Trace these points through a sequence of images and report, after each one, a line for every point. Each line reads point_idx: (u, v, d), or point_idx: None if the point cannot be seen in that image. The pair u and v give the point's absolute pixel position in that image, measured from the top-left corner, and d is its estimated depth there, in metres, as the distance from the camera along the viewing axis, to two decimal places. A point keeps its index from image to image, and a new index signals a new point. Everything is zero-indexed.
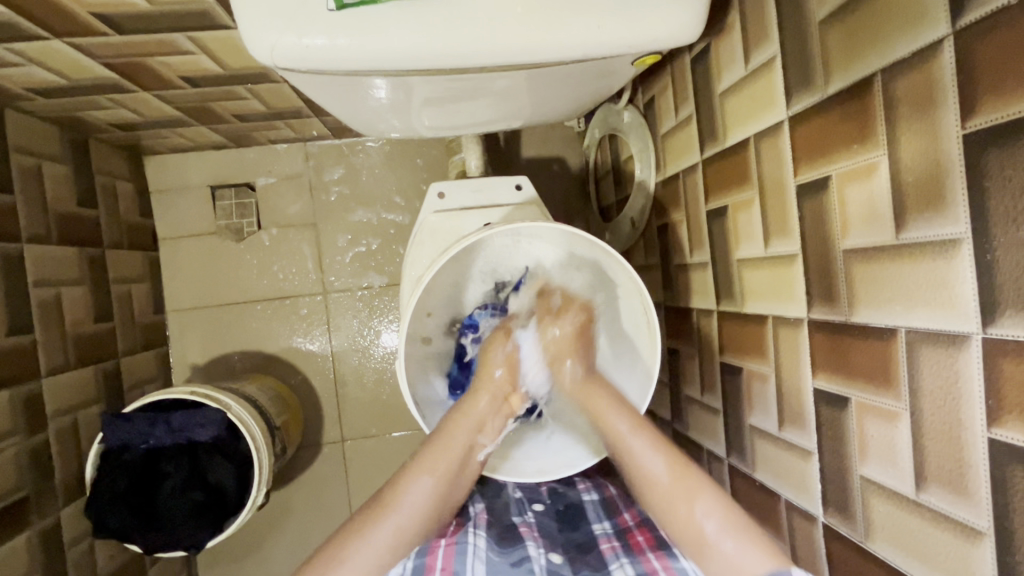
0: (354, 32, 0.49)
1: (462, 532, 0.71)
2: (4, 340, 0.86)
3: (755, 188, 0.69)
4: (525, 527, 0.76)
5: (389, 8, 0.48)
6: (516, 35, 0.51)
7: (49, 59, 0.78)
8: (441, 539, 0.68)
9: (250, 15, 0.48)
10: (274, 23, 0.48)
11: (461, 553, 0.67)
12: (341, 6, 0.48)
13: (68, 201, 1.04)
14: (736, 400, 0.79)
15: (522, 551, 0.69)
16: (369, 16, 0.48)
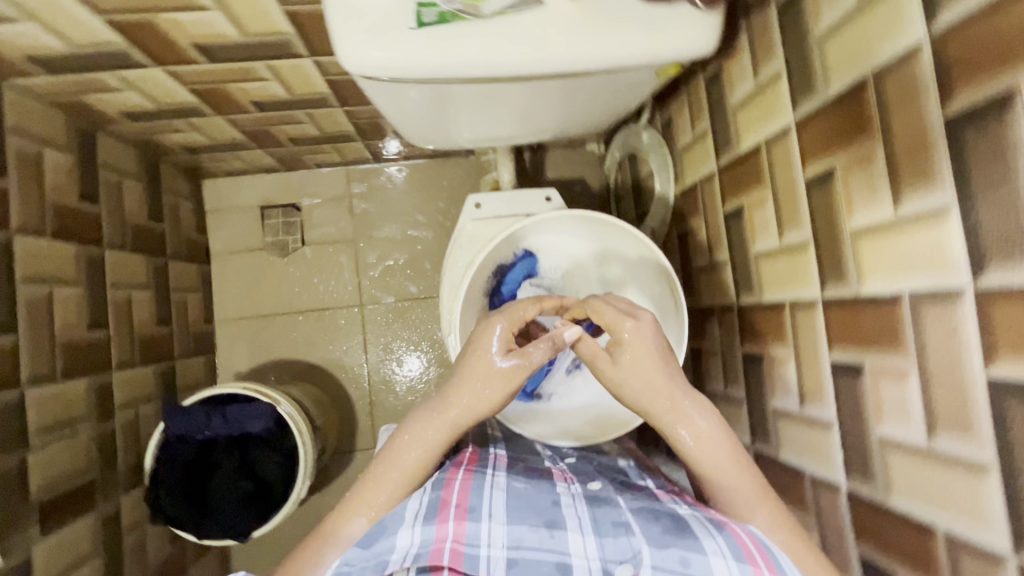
0: (430, 45, 0.58)
1: (480, 471, 0.67)
2: (85, 333, 0.95)
3: (768, 187, 0.77)
4: (559, 469, 0.74)
5: (459, 26, 0.59)
6: (562, 44, 0.60)
7: (146, 84, 0.90)
8: (457, 475, 0.66)
9: (344, 34, 0.58)
10: (364, 38, 0.58)
11: (478, 489, 0.63)
12: (421, 25, 0.58)
13: (141, 214, 1.15)
14: (758, 387, 0.84)
15: (553, 488, 0.67)
16: (443, 32, 0.59)
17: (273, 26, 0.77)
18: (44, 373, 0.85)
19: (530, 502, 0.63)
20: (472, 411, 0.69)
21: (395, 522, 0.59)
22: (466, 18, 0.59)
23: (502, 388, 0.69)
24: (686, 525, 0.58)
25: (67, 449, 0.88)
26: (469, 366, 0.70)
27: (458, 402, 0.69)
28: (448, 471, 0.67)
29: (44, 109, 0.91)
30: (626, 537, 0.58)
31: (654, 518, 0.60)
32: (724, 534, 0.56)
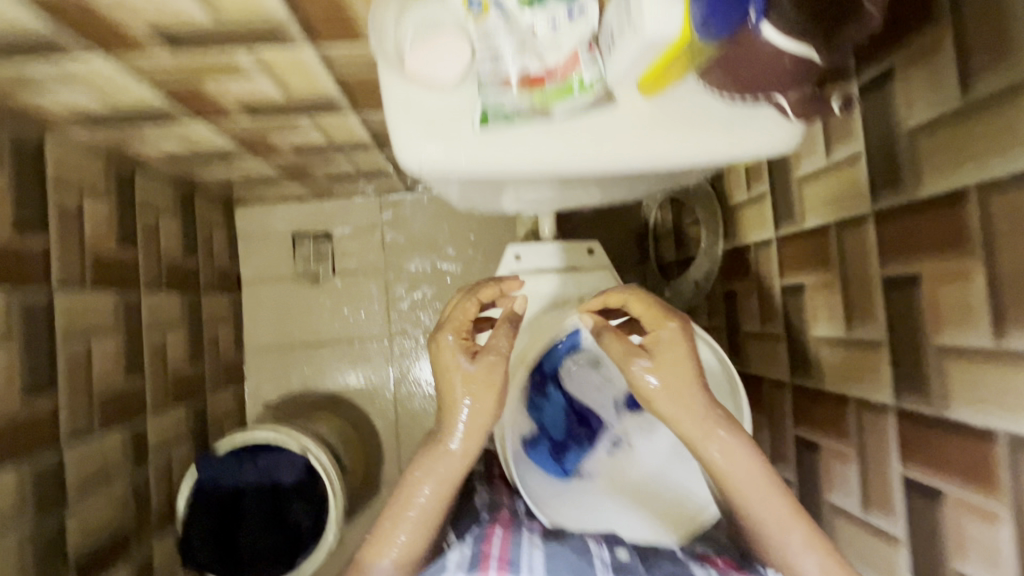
0: (495, 145, 0.55)
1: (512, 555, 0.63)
2: (121, 382, 0.94)
3: (836, 273, 0.72)
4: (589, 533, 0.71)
5: (527, 127, 0.55)
6: (638, 146, 0.56)
7: (187, 136, 0.88)
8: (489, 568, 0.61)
9: (403, 137, 0.55)
10: (425, 139, 0.54)
11: (516, 544, 0.65)
12: (486, 126, 0.54)
13: (175, 251, 1.14)
14: (811, 476, 0.80)
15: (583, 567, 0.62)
16: (509, 133, 0.54)
17: (319, 91, 0.74)
18: (82, 428, 0.85)
19: None
20: (477, 434, 0.68)
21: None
22: (535, 119, 0.55)
23: (493, 401, 0.68)
24: None
25: (103, 503, 0.88)
26: (458, 375, 0.68)
27: (457, 427, 0.68)
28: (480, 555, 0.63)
29: (84, 157, 0.89)
30: None
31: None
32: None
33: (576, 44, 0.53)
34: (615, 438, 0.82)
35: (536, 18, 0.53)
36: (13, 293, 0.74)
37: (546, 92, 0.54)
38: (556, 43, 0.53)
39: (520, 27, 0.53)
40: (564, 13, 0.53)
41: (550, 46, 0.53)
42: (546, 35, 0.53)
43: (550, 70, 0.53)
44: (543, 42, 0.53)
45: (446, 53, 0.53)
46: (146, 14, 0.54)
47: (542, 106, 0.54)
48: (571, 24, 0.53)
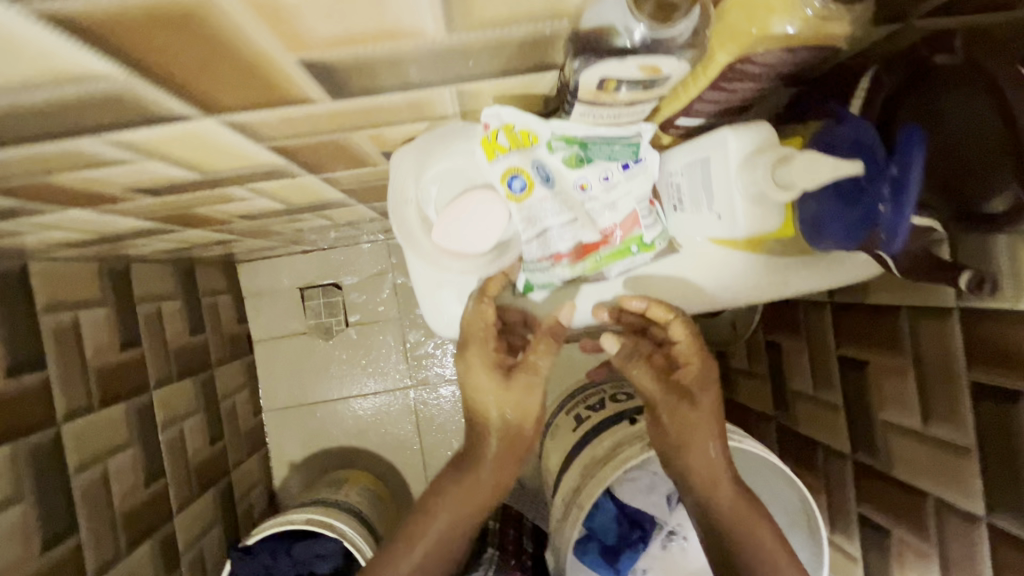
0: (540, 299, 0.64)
1: None
2: (144, 492, 0.90)
3: (910, 360, 0.66)
4: None
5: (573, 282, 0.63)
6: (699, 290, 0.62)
7: (183, 236, 0.81)
8: None
9: (438, 298, 0.66)
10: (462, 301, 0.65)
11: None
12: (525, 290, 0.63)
13: (182, 333, 1.08)
14: (877, 560, 0.76)
15: None
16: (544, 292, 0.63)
17: (324, 196, 0.67)
18: (110, 556, 0.81)
19: None
20: (505, 461, 0.62)
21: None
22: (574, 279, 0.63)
23: (523, 426, 0.62)
24: None
25: None
26: (490, 389, 0.60)
27: (486, 454, 0.62)
28: None
29: (74, 267, 0.83)
30: None
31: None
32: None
33: (629, 199, 0.55)
34: (669, 531, 0.77)
35: (586, 177, 0.54)
36: (17, 445, 0.69)
37: (601, 254, 0.58)
38: (610, 205, 0.55)
39: (570, 192, 0.55)
40: (618, 164, 0.53)
41: (605, 207, 0.56)
42: (598, 199, 0.55)
43: (603, 232, 0.57)
44: (598, 205, 0.55)
45: (488, 223, 0.54)
46: (124, 180, 0.46)
47: (603, 266, 0.59)
48: (624, 177, 0.54)
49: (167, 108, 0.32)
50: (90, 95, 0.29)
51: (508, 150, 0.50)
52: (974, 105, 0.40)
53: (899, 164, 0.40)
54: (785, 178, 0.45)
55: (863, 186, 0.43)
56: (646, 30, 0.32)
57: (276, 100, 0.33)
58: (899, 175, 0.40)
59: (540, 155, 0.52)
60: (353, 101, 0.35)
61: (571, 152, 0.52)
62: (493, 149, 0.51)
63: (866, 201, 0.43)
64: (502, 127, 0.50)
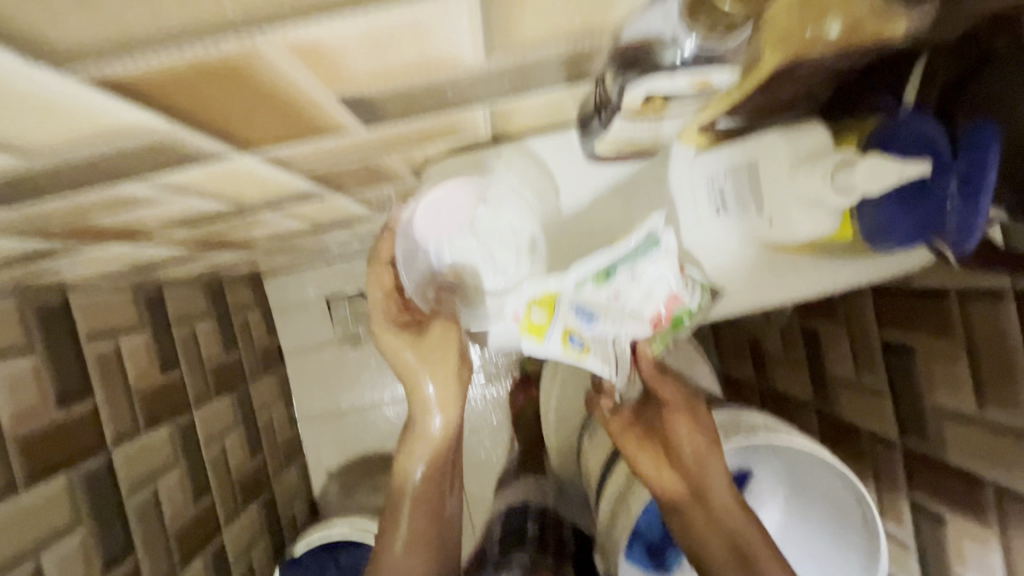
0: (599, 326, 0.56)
1: None
2: (193, 510, 0.92)
3: (961, 343, 0.63)
4: None
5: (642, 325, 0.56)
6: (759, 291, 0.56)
7: (214, 259, 0.82)
8: None
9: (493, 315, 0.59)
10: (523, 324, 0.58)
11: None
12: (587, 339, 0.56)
13: (216, 352, 1.10)
14: (933, 546, 0.74)
15: None
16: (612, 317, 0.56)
17: (350, 213, 0.67)
18: (165, 572, 0.84)
19: None
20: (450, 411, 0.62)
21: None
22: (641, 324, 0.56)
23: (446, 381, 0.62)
24: None
25: None
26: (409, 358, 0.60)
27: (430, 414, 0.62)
28: None
29: (110, 296, 0.84)
30: None
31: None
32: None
33: (662, 279, 0.51)
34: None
35: (617, 288, 0.51)
36: (73, 472, 0.72)
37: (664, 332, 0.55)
38: (648, 295, 0.52)
39: (609, 307, 0.51)
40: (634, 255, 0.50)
41: (644, 299, 0.52)
42: (636, 295, 0.52)
43: (652, 317, 0.54)
44: (638, 297, 0.52)
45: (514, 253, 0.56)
46: (161, 216, 0.47)
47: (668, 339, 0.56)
48: (650, 267, 0.50)
49: (208, 150, 0.32)
50: (136, 145, 0.29)
51: (548, 321, 0.51)
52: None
53: (965, 155, 0.39)
54: (848, 182, 0.45)
55: (928, 185, 0.42)
56: (697, 45, 0.32)
57: (313, 134, 0.33)
58: (967, 170, 0.39)
59: (570, 300, 0.51)
60: (387, 128, 0.35)
61: (591, 274, 0.50)
62: (540, 328, 0.51)
63: (933, 198, 0.42)
64: (531, 304, 0.52)
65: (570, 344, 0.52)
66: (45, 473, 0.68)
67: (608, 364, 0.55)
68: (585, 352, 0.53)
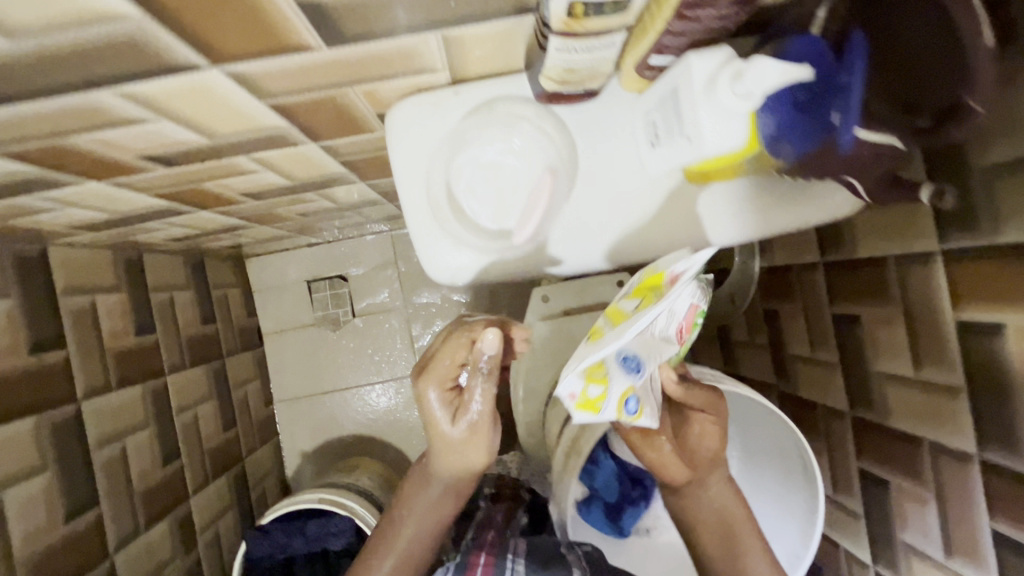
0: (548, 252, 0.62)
1: (502, 559, 0.65)
2: (161, 473, 0.93)
3: (899, 309, 0.67)
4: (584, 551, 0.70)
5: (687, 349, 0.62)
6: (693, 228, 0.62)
7: (193, 220, 0.84)
8: (480, 558, 0.66)
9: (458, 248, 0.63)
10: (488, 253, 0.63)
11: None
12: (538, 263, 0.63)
13: (194, 322, 1.12)
14: (882, 511, 0.76)
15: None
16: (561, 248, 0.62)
17: (326, 170, 0.69)
18: (128, 531, 0.84)
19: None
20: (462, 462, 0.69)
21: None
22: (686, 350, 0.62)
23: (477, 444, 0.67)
24: None
25: None
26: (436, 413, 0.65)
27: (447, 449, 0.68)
28: (470, 556, 0.67)
29: (90, 254, 0.86)
30: None
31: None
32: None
33: (683, 298, 0.56)
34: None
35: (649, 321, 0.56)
36: (39, 418, 0.72)
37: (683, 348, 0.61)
38: (671, 317, 0.56)
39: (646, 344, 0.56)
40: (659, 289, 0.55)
41: (669, 320, 0.57)
42: (666, 311, 0.56)
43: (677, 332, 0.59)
44: (664, 318, 0.56)
45: (505, 199, 0.60)
46: (138, 146, 0.49)
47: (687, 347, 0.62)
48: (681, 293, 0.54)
49: (177, 56, 0.35)
50: (111, 39, 0.32)
51: (604, 391, 0.55)
52: (922, 15, 0.42)
53: (848, 71, 0.45)
54: (745, 87, 0.44)
55: (821, 95, 0.47)
56: None
57: (277, 47, 0.36)
58: (845, 83, 0.45)
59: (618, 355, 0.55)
60: (346, 49, 0.38)
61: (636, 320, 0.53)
62: (596, 402, 0.55)
63: (821, 111, 0.47)
64: (585, 381, 0.55)
65: (625, 408, 0.56)
66: (12, 416, 0.69)
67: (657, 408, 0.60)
68: (640, 413, 0.57)
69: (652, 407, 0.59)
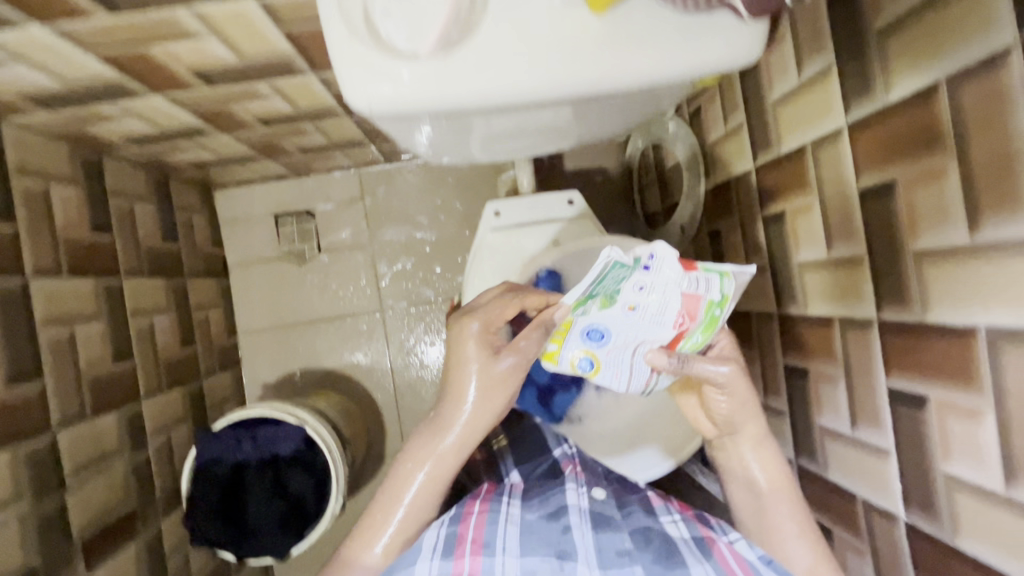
0: (450, 85, 0.56)
1: (496, 501, 0.67)
2: (109, 367, 0.94)
3: (815, 193, 0.71)
4: (568, 465, 0.75)
5: (705, 331, 0.67)
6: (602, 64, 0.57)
7: (147, 110, 0.86)
8: (474, 507, 0.66)
9: (361, 77, 0.55)
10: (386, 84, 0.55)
11: (493, 522, 0.63)
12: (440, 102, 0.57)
13: (154, 236, 1.13)
14: (804, 401, 0.79)
15: (561, 500, 0.66)
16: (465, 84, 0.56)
17: (272, 47, 0.72)
18: (72, 413, 0.85)
19: (543, 533, 0.62)
20: (483, 415, 0.71)
21: (414, 553, 0.60)
22: (708, 331, 0.67)
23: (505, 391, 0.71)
24: (676, 550, 0.60)
25: (103, 485, 0.89)
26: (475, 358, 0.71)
27: (467, 401, 0.70)
28: (466, 505, 0.66)
29: (48, 143, 0.88)
30: (630, 563, 0.58)
31: (646, 541, 0.61)
32: (711, 560, 0.59)
33: (669, 287, 0.62)
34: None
35: (628, 303, 0.63)
36: None
37: (692, 331, 0.67)
38: (660, 303, 0.63)
39: (624, 320, 0.64)
40: (641, 270, 0.62)
41: (657, 313, 0.63)
42: (652, 307, 0.63)
43: (676, 321, 0.65)
44: (652, 311, 0.63)
45: (418, 18, 0.53)
46: None
47: (703, 334, 0.67)
48: (648, 277, 0.61)
49: None
50: None
51: (558, 349, 0.69)
52: None
53: None
54: None
55: None
56: None
57: None
58: None
59: (583, 324, 0.66)
60: None
61: (598, 300, 0.64)
62: (555, 355, 0.71)
63: None
64: (548, 339, 0.70)
65: (580, 364, 0.70)
66: None
67: (624, 379, 0.70)
68: (597, 371, 0.70)
69: (615, 372, 0.69)
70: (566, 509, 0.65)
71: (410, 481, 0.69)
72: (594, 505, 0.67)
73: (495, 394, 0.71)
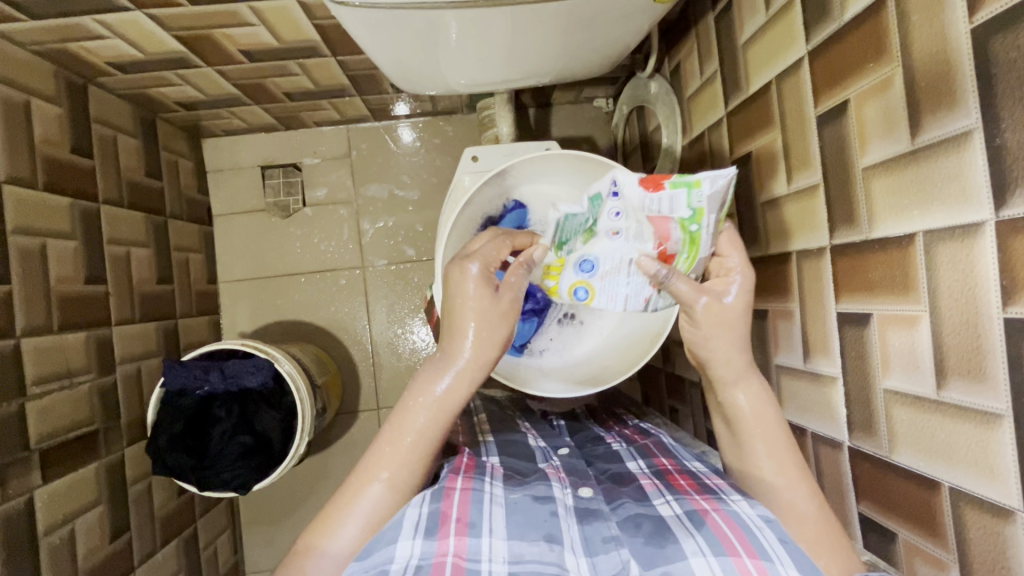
0: None
1: (479, 480, 0.66)
2: (81, 287, 0.95)
3: (778, 128, 0.72)
4: (552, 469, 0.73)
5: (695, 254, 0.67)
6: None
7: (132, 32, 0.87)
8: (456, 484, 0.64)
9: None
10: None
11: (478, 501, 0.62)
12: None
13: (137, 170, 1.14)
14: (761, 343, 0.79)
15: (548, 491, 0.65)
16: None
17: None
18: (39, 324, 0.86)
19: (528, 513, 0.61)
20: (485, 346, 0.67)
21: (393, 531, 0.58)
22: (695, 257, 0.67)
23: (507, 325, 0.68)
24: (667, 531, 0.59)
25: (67, 400, 0.90)
26: (475, 292, 0.67)
27: (470, 331, 0.67)
28: (447, 480, 0.65)
29: (31, 59, 0.90)
30: (617, 549, 0.58)
31: (637, 527, 0.61)
32: (703, 530, 0.58)
33: (642, 210, 0.66)
34: (565, 311, 0.87)
35: (608, 230, 0.69)
36: None
37: (678, 256, 0.68)
38: (637, 224, 0.68)
39: (605, 244, 0.70)
40: (610, 200, 0.68)
41: (637, 237, 0.68)
42: (630, 229, 0.68)
43: (658, 242, 0.68)
44: (631, 234, 0.68)
45: None
46: None
47: (689, 259, 0.68)
48: (614, 204, 0.68)
49: None
50: None
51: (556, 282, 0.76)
52: None
53: None
54: None
55: None
56: None
57: None
58: None
59: (574, 256, 0.73)
60: None
61: (582, 231, 0.72)
62: (555, 290, 0.77)
63: None
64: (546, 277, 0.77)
65: (577, 293, 0.75)
66: None
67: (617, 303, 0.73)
68: (591, 299, 0.74)
69: (609, 297, 0.73)
70: (553, 499, 0.64)
71: (419, 414, 0.65)
72: (581, 500, 0.66)
73: (503, 325, 0.68)
